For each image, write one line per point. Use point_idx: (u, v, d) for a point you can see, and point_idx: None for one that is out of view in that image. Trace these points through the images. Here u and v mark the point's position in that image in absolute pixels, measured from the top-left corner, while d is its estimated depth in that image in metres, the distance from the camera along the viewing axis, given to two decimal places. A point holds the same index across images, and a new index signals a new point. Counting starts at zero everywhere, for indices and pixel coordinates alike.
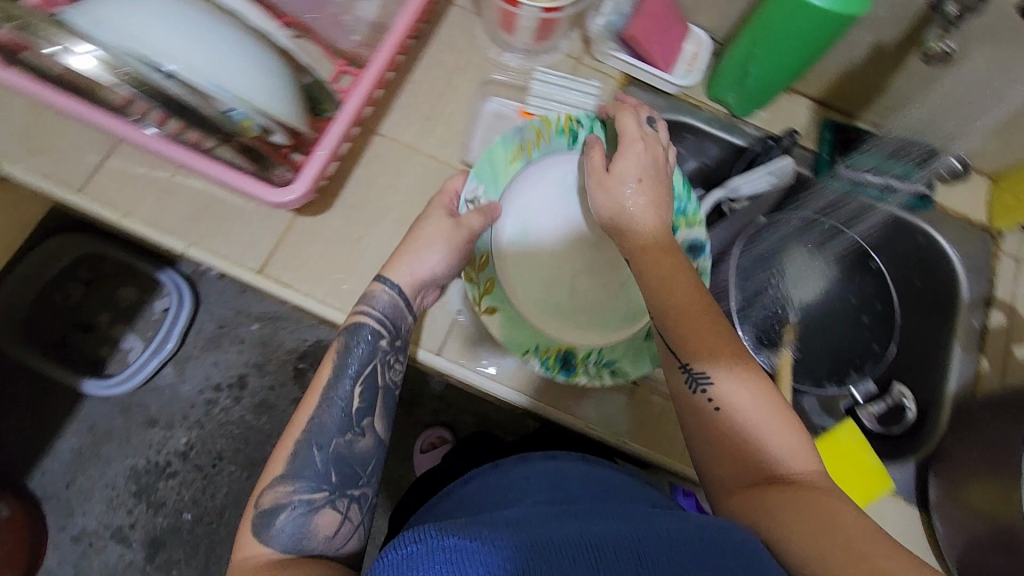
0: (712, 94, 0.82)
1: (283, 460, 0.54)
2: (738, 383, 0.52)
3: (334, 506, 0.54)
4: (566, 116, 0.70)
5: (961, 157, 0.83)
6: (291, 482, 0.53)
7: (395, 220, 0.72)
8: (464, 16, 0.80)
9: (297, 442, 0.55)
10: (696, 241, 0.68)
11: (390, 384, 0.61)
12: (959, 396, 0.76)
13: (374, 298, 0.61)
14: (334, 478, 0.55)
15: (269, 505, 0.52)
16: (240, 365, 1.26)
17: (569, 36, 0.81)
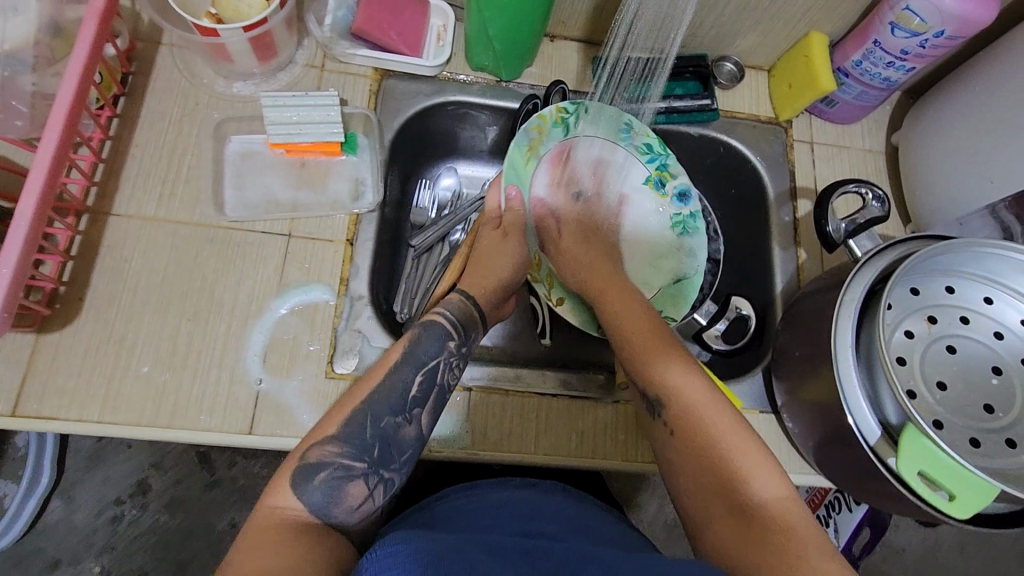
0: (472, 64, 0.77)
1: (337, 424, 0.53)
2: (697, 403, 0.55)
3: (365, 480, 0.52)
4: (556, 109, 0.73)
5: (735, 61, 0.82)
6: (334, 445, 0.52)
7: (156, 306, 0.63)
8: (177, 54, 0.71)
9: (353, 409, 0.54)
10: (682, 189, 0.78)
11: (446, 384, 0.59)
12: (788, 292, 0.77)
13: (449, 304, 0.62)
14: (374, 453, 0.53)
15: (314, 460, 0.51)
16: (135, 471, 1.16)
17: (303, 44, 0.74)
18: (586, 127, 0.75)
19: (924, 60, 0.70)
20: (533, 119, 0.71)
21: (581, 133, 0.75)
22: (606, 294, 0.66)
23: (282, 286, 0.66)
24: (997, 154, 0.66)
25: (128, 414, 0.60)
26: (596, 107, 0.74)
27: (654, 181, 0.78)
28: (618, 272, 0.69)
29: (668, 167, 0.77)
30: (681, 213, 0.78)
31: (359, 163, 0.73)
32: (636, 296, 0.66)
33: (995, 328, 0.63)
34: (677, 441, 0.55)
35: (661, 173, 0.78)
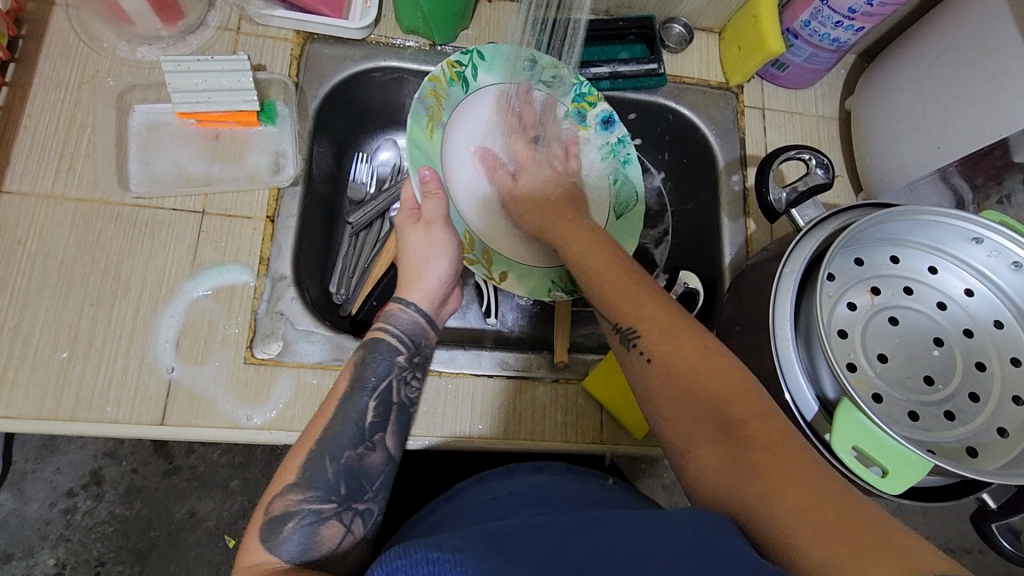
0: (402, 27, 0.72)
1: (296, 468, 0.50)
2: (668, 335, 0.51)
3: (340, 519, 0.50)
4: (448, 65, 0.67)
5: (683, 23, 0.78)
6: (300, 490, 0.49)
7: (54, 291, 0.59)
8: (73, 15, 0.65)
9: (310, 450, 0.51)
10: (605, 115, 0.72)
11: (406, 400, 0.57)
12: (737, 265, 0.74)
13: (397, 317, 0.59)
14: (342, 490, 0.51)
15: (280, 512, 0.48)
16: (88, 459, 1.11)
17: (216, 5, 0.68)
18: (484, 77, 0.70)
19: (873, 19, 0.66)
20: (424, 83, 0.65)
21: (482, 85, 0.70)
22: (584, 251, 0.60)
23: (195, 267, 0.62)
24: (946, 116, 0.64)
25: (25, 407, 0.56)
26: (488, 54, 0.69)
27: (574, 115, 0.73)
28: (584, 225, 0.63)
29: (585, 95, 0.71)
30: (610, 141, 0.73)
31: (278, 133, 0.68)
32: (608, 245, 0.60)
33: (939, 299, 0.61)
34: (660, 373, 0.50)
35: (579, 105, 0.72)
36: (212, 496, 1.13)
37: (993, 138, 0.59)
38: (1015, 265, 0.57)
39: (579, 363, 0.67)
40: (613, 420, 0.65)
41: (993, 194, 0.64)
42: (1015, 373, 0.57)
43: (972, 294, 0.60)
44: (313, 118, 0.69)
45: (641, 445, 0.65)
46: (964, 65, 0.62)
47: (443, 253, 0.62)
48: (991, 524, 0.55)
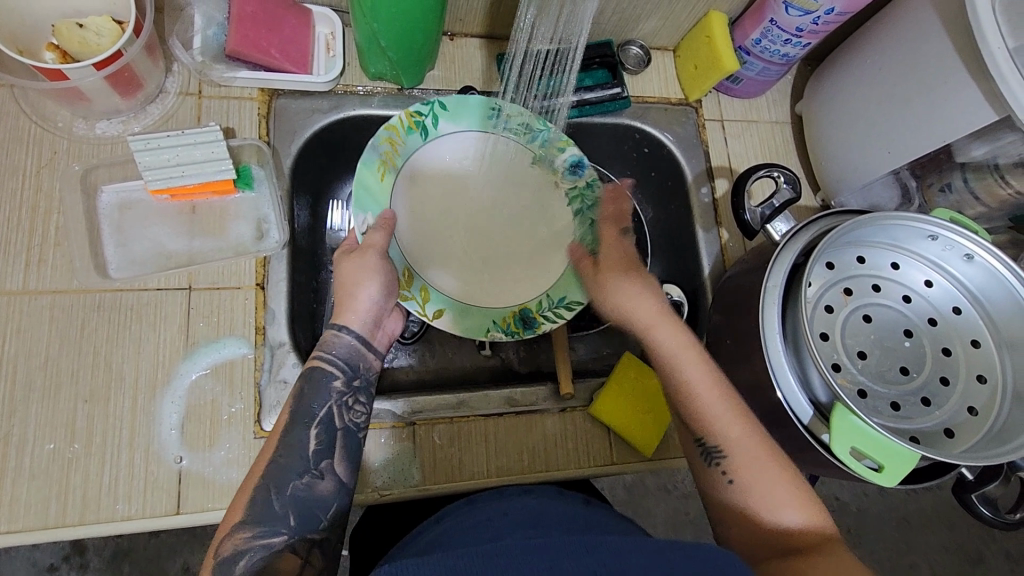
0: (369, 73, 0.71)
1: (242, 505, 0.49)
2: (756, 457, 0.53)
3: (295, 551, 0.48)
4: (406, 115, 0.67)
5: (640, 45, 0.82)
6: (247, 528, 0.48)
7: (41, 392, 0.56)
8: (23, 96, 0.62)
9: (258, 482, 0.50)
10: (574, 160, 0.71)
11: (352, 426, 0.55)
12: (714, 273, 0.78)
13: (333, 344, 0.57)
14: (292, 521, 0.49)
15: (232, 552, 0.47)
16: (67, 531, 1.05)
17: (174, 70, 0.66)
18: (446, 125, 0.70)
19: (818, 36, 0.70)
20: (380, 132, 0.66)
21: (446, 133, 0.70)
22: (655, 326, 0.60)
23: (189, 346, 0.60)
24: (894, 124, 0.68)
25: (29, 517, 0.54)
26: (450, 104, 0.69)
27: (543, 159, 0.72)
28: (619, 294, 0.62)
29: (554, 141, 0.70)
30: (578, 184, 0.72)
31: (258, 199, 0.67)
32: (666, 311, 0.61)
33: (903, 292, 0.66)
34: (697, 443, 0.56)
35: (547, 149, 0.71)
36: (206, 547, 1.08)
37: (937, 144, 0.65)
38: (967, 258, 0.62)
39: (583, 390, 0.69)
40: (621, 441, 0.68)
41: (935, 184, 0.72)
42: (978, 355, 0.63)
43: (932, 285, 0.65)
44: (289, 176, 0.68)
45: (652, 461, 0.68)
46: (904, 78, 0.66)
47: (372, 284, 0.59)
48: (971, 494, 0.61)
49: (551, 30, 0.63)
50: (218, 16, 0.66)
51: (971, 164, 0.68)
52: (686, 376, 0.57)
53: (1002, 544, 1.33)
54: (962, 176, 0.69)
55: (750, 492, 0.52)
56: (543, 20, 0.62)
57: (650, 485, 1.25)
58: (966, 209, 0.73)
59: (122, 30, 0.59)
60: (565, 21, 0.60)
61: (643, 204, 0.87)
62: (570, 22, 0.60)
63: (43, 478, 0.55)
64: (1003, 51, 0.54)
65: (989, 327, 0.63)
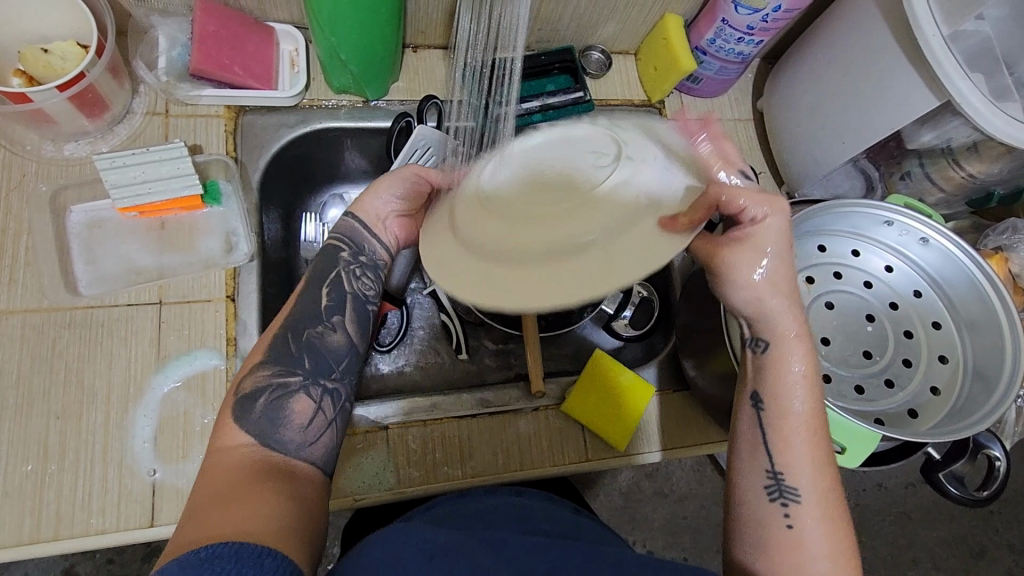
0: (334, 87, 0.73)
1: (265, 346, 0.53)
2: (825, 513, 0.49)
3: (307, 393, 0.52)
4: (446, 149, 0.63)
5: (601, 49, 0.83)
6: (268, 366, 0.52)
7: (14, 411, 0.57)
8: None
9: (278, 331, 0.54)
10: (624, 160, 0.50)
11: (362, 295, 0.58)
12: (684, 269, 0.80)
13: (345, 227, 0.59)
14: (307, 365, 0.53)
15: (253, 389, 0.51)
16: (58, 560, 1.04)
17: (141, 91, 0.68)
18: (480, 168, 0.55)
19: (769, 33, 0.72)
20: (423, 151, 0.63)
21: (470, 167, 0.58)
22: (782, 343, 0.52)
23: (160, 360, 0.61)
24: (846, 114, 0.70)
25: (3, 535, 0.54)
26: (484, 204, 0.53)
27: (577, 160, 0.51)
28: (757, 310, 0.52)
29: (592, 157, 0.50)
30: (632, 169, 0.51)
31: (226, 213, 0.68)
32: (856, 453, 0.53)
33: (864, 278, 0.67)
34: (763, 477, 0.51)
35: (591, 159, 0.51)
36: None
37: (887, 132, 0.66)
38: (923, 242, 0.63)
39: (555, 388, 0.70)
40: (594, 437, 0.69)
41: (896, 172, 0.75)
42: (940, 336, 0.64)
43: (892, 270, 0.67)
44: (257, 190, 0.69)
45: (626, 457, 0.68)
46: (851, 70, 0.68)
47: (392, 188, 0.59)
48: (939, 474, 0.62)
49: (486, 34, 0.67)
50: (181, 36, 0.67)
51: (925, 151, 0.70)
52: (796, 411, 0.51)
53: (1001, 532, 1.32)
54: (919, 162, 0.71)
55: (806, 541, 0.48)
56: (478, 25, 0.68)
57: (645, 489, 1.24)
58: (926, 196, 0.74)
59: (87, 53, 0.61)
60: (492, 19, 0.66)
61: None
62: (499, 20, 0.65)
63: (16, 497, 0.55)
64: (938, 38, 0.56)
65: (948, 308, 0.64)
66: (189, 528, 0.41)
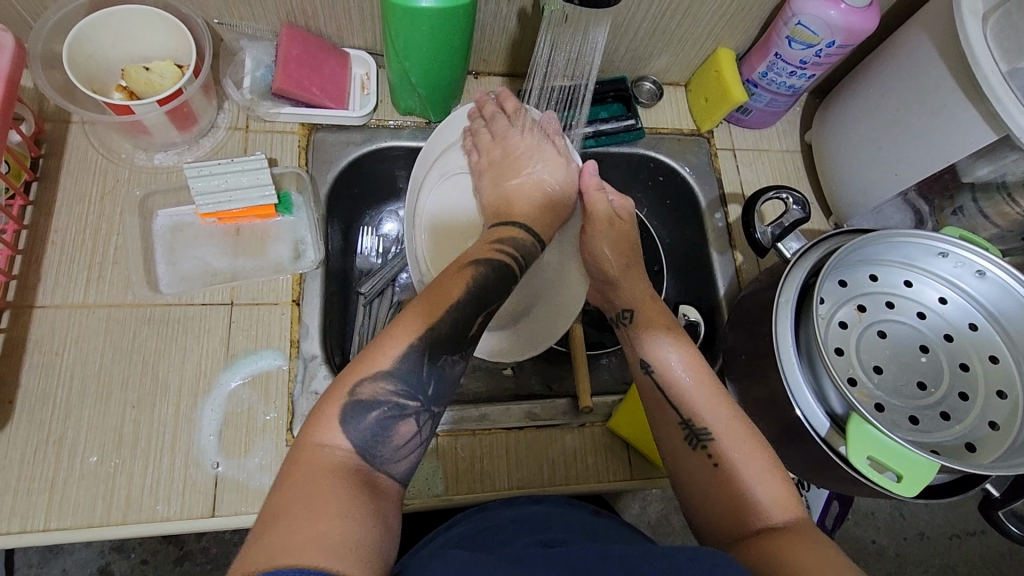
0: (400, 109, 0.77)
1: (394, 356, 0.46)
2: (768, 474, 0.51)
3: (417, 419, 0.46)
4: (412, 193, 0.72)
5: (653, 80, 0.87)
6: (385, 379, 0.45)
7: (94, 398, 0.61)
8: (93, 130, 0.69)
9: (416, 341, 0.47)
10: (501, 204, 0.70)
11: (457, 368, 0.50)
12: (730, 295, 0.81)
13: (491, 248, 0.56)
14: (431, 391, 0.47)
15: (368, 399, 0.45)
16: (95, 556, 1.06)
17: (225, 109, 0.73)
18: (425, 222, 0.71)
19: (822, 68, 0.74)
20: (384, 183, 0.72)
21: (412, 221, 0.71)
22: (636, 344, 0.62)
23: (229, 357, 0.64)
24: (900, 147, 0.71)
25: (76, 516, 0.57)
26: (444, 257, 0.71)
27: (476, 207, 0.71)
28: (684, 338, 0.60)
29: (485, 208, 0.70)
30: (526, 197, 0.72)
31: (296, 222, 0.72)
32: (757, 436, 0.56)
33: (917, 309, 0.67)
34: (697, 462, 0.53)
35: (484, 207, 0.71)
36: None
37: (941, 165, 0.67)
38: (980, 274, 0.63)
39: (602, 405, 0.71)
40: (639, 456, 0.69)
41: (947, 207, 0.74)
42: (996, 370, 0.64)
43: (946, 302, 0.67)
44: (325, 202, 0.73)
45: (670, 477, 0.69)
46: (905, 104, 0.69)
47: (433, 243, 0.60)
48: (998, 512, 0.60)
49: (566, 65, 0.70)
50: (266, 58, 0.72)
51: (980, 186, 0.70)
52: (695, 402, 0.55)
53: None
54: (972, 197, 0.71)
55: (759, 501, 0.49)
56: (558, 56, 0.69)
57: (676, 523, 1.21)
58: (979, 231, 0.74)
59: (183, 72, 0.66)
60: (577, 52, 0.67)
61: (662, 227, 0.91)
62: (581, 50, 0.68)
63: (90, 480, 0.58)
64: (996, 74, 0.58)
65: (1006, 343, 0.64)
66: (255, 553, 0.35)
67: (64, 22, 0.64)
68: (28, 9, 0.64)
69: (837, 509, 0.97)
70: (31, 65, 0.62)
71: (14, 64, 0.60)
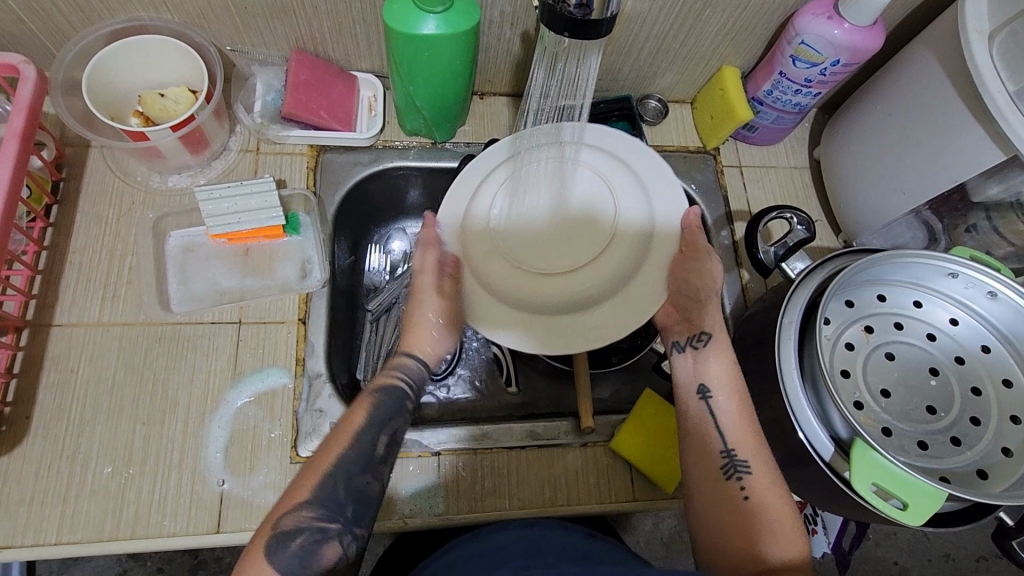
0: (405, 130, 0.78)
1: (310, 486, 0.51)
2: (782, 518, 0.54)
3: (341, 540, 0.49)
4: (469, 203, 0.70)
5: (658, 98, 0.87)
6: (309, 508, 0.49)
7: (106, 414, 0.62)
8: (111, 154, 0.72)
9: (325, 471, 0.52)
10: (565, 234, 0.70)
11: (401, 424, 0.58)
12: (736, 313, 0.80)
13: (404, 367, 0.63)
14: (348, 513, 0.51)
15: (290, 528, 0.48)
16: (114, 564, 1.08)
17: (237, 132, 0.75)
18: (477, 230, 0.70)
19: (827, 85, 0.74)
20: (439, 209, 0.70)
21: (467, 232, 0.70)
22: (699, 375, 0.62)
23: (236, 375, 0.66)
24: (907, 164, 0.69)
25: (87, 531, 0.59)
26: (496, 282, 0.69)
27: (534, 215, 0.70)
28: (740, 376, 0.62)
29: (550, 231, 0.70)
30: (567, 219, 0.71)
31: (303, 242, 0.74)
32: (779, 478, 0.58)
33: (927, 330, 0.66)
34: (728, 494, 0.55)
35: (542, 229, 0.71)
36: None
37: (951, 183, 0.66)
38: (991, 295, 0.62)
39: (604, 425, 0.71)
40: (642, 477, 0.68)
41: (960, 225, 0.73)
42: (1009, 393, 0.62)
43: (957, 323, 0.65)
44: (332, 222, 0.75)
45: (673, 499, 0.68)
46: (911, 123, 0.69)
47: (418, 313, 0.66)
48: (1012, 541, 0.59)
49: (559, 90, 0.68)
50: (276, 83, 0.75)
51: (993, 204, 0.68)
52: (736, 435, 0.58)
53: None
54: (985, 215, 0.70)
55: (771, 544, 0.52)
56: (551, 81, 0.68)
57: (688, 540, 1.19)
58: (995, 249, 0.73)
59: (196, 98, 0.69)
60: (570, 79, 0.66)
61: None
62: (575, 74, 0.66)
63: (100, 495, 0.60)
64: (1004, 94, 0.57)
65: (1021, 366, 0.62)
66: None
67: (84, 53, 0.67)
68: (52, 40, 0.67)
69: (852, 530, 0.95)
70: (52, 94, 0.64)
71: (36, 93, 0.62)
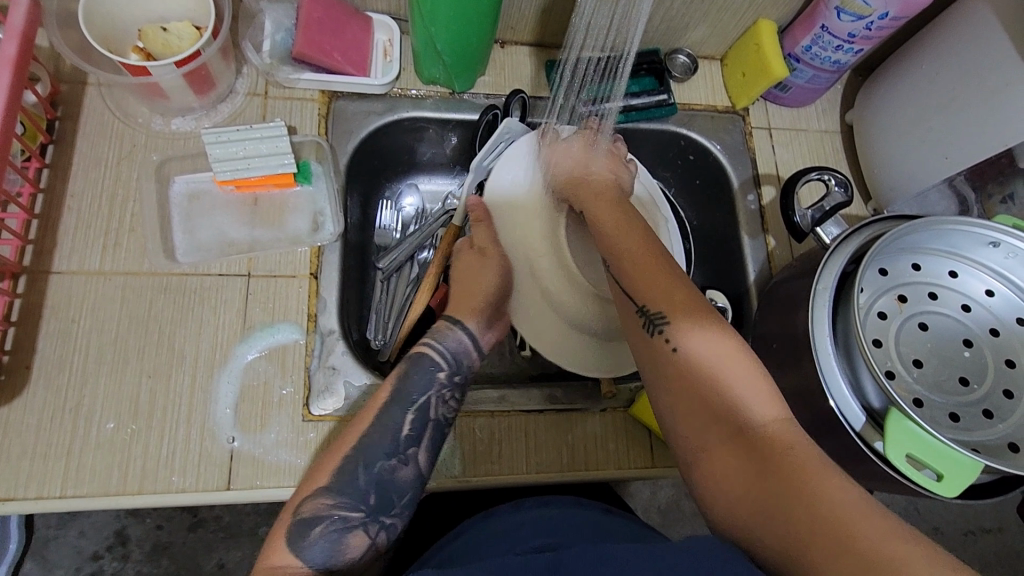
0: (423, 77, 0.74)
1: (329, 472, 0.51)
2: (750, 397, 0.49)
3: (366, 529, 0.50)
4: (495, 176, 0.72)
5: (688, 53, 0.82)
6: (327, 496, 0.49)
7: (110, 367, 0.60)
8: (110, 93, 0.67)
9: (346, 458, 0.51)
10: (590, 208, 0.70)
11: (442, 418, 0.56)
12: (759, 280, 0.78)
13: (444, 336, 0.59)
14: (371, 501, 0.51)
15: (308, 515, 0.49)
16: (112, 521, 1.07)
17: (243, 73, 0.71)
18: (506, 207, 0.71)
19: (871, 42, 0.70)
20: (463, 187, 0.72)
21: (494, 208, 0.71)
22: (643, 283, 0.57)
23: (245, 330, 0.63)
24: (953, 127, 0.66)
25: (92, 484, 0.57)
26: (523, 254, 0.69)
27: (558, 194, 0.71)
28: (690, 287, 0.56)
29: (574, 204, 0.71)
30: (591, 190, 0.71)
31: (315, 193, 0.71)
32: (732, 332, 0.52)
33: (962, 301, 0.64)
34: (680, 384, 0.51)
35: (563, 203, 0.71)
36: (241, 545, 1.09)
37: (998, 148, 0.63)
38: None
39: (624, 391, 0.69)
40: (661, 444, 0.67)
41: (996, 195, 0.70)
42: None
43: (993, 295, 0.63)
44: (345, 174, 0.71)
45: None
46: (960, 84, 0.65)
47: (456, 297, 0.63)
48: None
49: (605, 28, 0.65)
50: (286, 21, 0.70)
51: None
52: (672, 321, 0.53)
53: None
54: None
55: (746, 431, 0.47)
56: (599, 18, 0.64)
57: (687, 508, 1.19)
58: None
59: (201, 34, 0.64)
60: (619, 18, 0.63)
61: (695, 204, 0.87)
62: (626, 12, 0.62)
63: (105, 449, 0.58)
64: None
65: None
66: None
67: None
68: None
69: None
70: (46, 23, 0.59)
71: (29, 20, 0.58)
